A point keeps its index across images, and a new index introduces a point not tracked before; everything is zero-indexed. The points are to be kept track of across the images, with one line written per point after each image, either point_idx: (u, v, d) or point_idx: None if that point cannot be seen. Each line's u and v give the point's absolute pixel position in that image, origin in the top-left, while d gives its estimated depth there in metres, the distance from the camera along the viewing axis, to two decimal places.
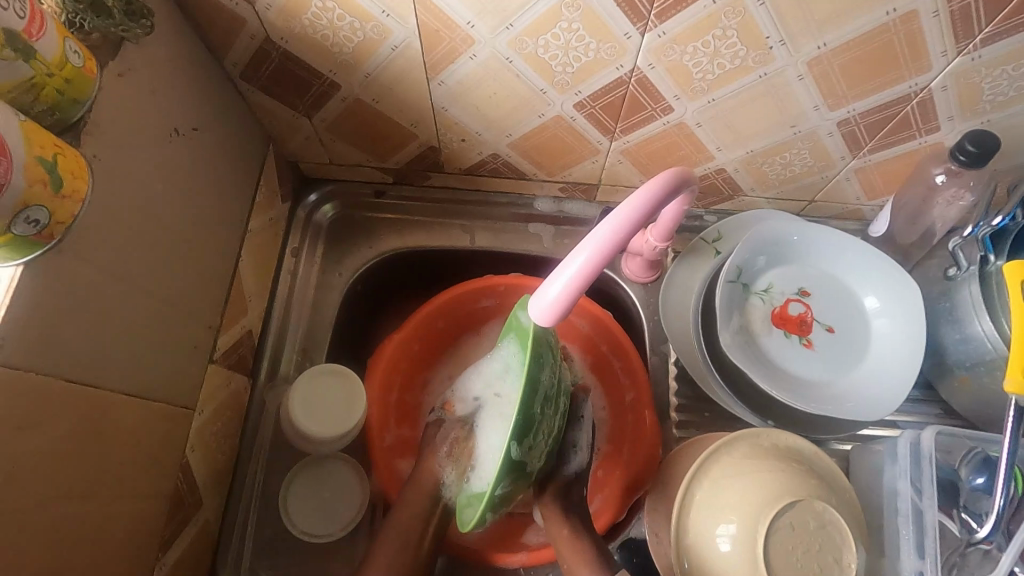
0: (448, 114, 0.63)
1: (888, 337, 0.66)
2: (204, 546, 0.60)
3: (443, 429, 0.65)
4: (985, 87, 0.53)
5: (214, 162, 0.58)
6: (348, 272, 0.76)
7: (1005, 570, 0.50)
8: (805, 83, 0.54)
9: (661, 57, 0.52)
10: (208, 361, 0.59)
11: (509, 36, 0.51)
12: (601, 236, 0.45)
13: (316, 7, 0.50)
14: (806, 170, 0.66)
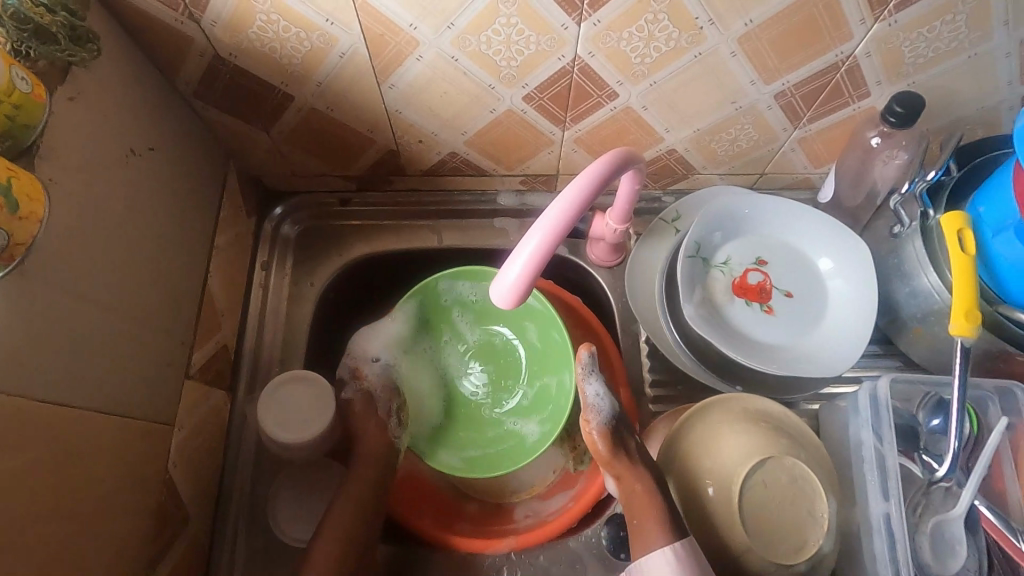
0: (402, 116, 0.64)
1: (842, 297, 0.68)
2: (194, 562, 0.60)
3: (379, 404, 0.69)
4: (906, 51, 0.56)
5: (174, 180, 0.59)
6: (320, 281, 0.77)
7: (967, 504, 0.53)
8: (739, 59, 0.57)
9: (599, 44, 0.55)
10: (183, 377, 0.59)
11: (451, 35, 0.53)
12: (550, 222, 0.46)
13: (261, 20, 0.52)
14: (752, 143, 0.69)
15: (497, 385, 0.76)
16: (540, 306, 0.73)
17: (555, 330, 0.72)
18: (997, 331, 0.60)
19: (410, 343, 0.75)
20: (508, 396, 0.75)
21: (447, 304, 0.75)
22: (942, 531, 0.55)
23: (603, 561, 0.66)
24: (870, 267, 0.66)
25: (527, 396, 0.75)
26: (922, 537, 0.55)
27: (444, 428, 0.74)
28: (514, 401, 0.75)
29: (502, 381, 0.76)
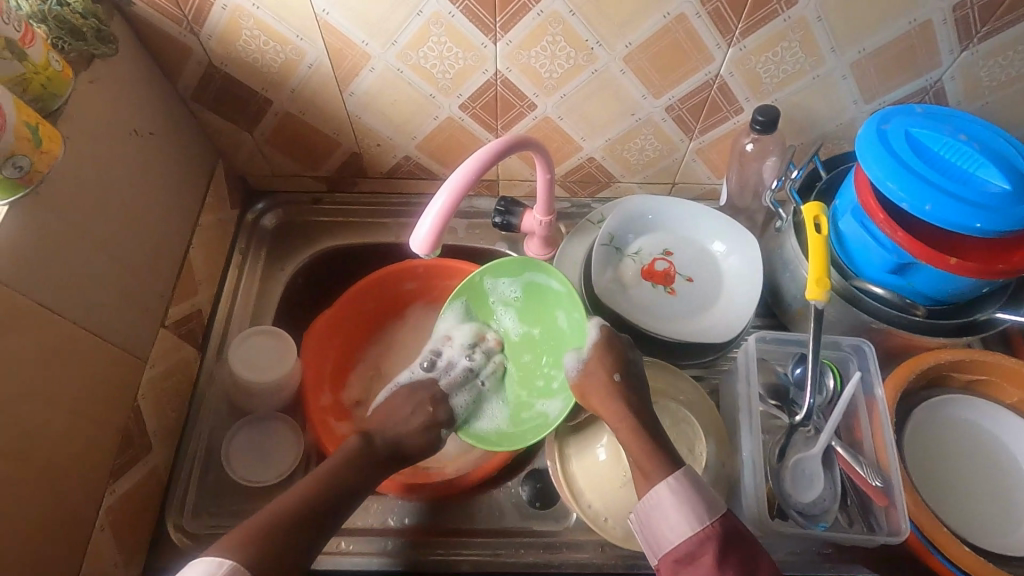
0: (362, 121, 0.78)
1: (734, 282, 0.79)
2: (152, 490, 0.68)
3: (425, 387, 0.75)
4: (761, 72, 0.70)
5: (169, 161, 0.72)
6: (290, 267, 0.88)
7: (823, 441, 0.62)
8: (627, 76, 0.71)
9: (514, 61, 0.69)
10: (159, 324, 0.70)
11: (395, 50, 0.68)
12: (452, 184, 0.58)
13: (246, 35, 0.67)
14: (658, 153, 0.82)
15: (553, 364, 0.77)
16: (564, 288, 0.75)
17: (576, 309, 0.74)
18: (851, 299, 0.70)
19: (456, 334, 0.79)
20: (545, 380, 0.76)
21: (491, 299, 0.80)
22: (801, 465, 0.63)
23: (521, 511, 0.73)
24: (755, 251, 0.78)
25: (558, 379, 0.75)
26: (784, 470, 0.63)
27: (494, 414, 0.76)
28: (548, 384, 0.76)
29: (543, 366, 0.77)
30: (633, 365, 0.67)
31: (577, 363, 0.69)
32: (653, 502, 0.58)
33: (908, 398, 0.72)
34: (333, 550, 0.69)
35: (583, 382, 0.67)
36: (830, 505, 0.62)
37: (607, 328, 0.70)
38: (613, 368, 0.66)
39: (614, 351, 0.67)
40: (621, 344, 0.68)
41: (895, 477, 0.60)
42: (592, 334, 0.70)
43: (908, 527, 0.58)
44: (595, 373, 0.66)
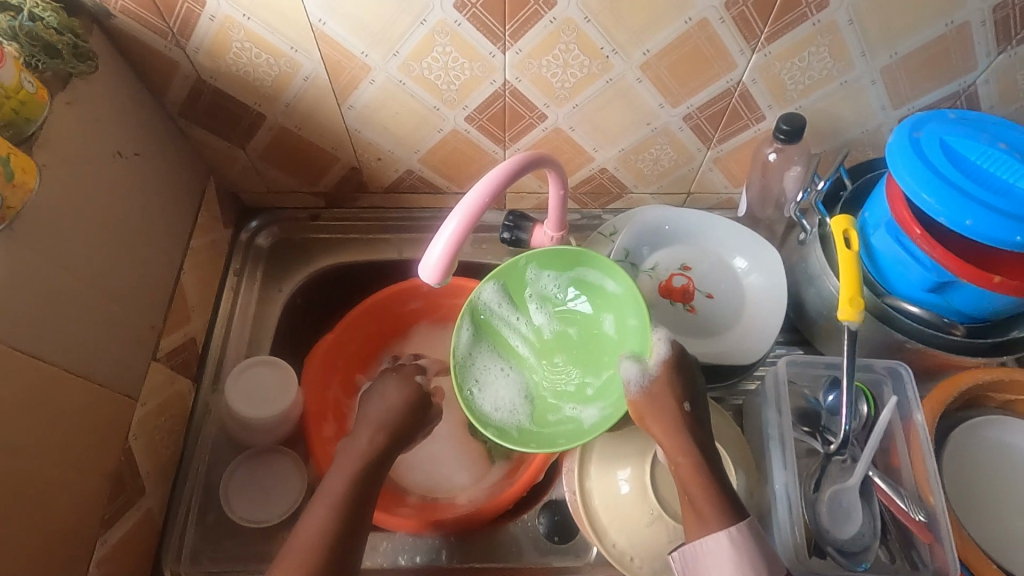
0: (362, 135, 0.74)
1: (758, 299, 0.75)
2: (147, 535, 0.64)
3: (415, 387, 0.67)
4: (786, 78, 0.66)
5: (157, 183, 0.67)
6: (288, 287, 0.84)
7: (862, 472, 0.58)
8: (645, 85, 0.67)
9: (524, 70, 0.65)
10: (150, 358, 0.65)
11: (397, 61, 0.63)
12: (466, 206, 0.53)
13: (236, 48, 0.62)
14: (674, 163, 0.78)
15: (591, 370, 0.73)
16: (621, 291, 0.72)
17: (631, 317, 0.71)
18: (883, 318, 0.66)
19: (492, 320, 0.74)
20: (577, 385, 0.73)
21: (533, 290, 0.75)
22: (839, 498, 0.60)
23: (539, 546, 0.70)
24: (779, 263, 0.74)
25: (593, 386, 0.72)
26: (820, 504, 0.60)
27: (516, 405, 0.71)
28: (581, 389, 0.72)
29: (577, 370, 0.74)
30: (698, 391, 0.62)
31: (640, 378, 0.63)
32: (707, 551, 0.53)
33: (944, 418, 0.68)
34: None
35: (645, 402, 0.61)
36: (870, 541, 0.59)
37: (675, 345, 0.64)
38: (683, 397, 0.61)
39: (682, 373, 0.62)
40: (686, 363, 0.63)
41: (940, 512, 0.56)
42: (658, 349, 0.64)
43: (956, 566, 0.55)
44: (662, 395, 0.61)
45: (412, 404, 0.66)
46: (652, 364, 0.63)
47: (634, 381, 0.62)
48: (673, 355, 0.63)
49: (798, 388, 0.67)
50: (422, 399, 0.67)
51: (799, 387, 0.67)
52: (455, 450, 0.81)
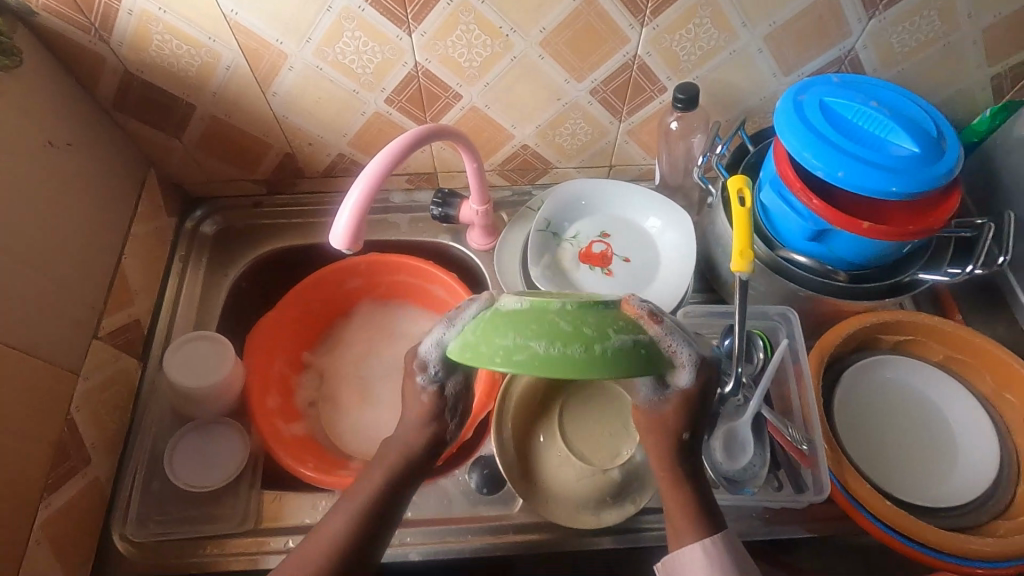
0: (290, 121, 0.78)
1: (671, 260, 0.81)
2: (94, 502, 0.68)
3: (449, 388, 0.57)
4: (678, 50, 0.71)
5: (92, 172, 0.72)
6: (232, 271, 0.88)
7: (753, 410, 0.64)
8: (547, 61, 0.71)
9: (431, 52, 0.69)
10: (91, 336, 0.69)
11: (311, 47, 0.68)
12: (368, 174, 0.58)
13: (157, 41, 0.66)
14: (591, 137, 0.83)
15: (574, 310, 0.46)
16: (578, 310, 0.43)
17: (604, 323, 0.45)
18: (777, 268, 0.71)
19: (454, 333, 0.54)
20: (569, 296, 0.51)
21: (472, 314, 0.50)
22: (733, 433, 0.66)
23: (470, 498, 0.73)
24: (688, 223, 0.80)
25: (581, 294, 0.50)
26: (716, 439, 0.66)
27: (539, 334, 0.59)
28: (572, 298, 0.52)
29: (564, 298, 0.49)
30: (704, 416, 0.56)
31: (654, 392, 0.56)
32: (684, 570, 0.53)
33: (841, 361, 0.73)
34: (281, 550, 0.70)
35: (650, 418, 0.57)
36: (760, 470, 0.65)
37: (701, 368, 0.52)
38: (683, 426, 0.55)
39: (698, 402, 0.54)
40: (705, 389, 0.54)
41: (819, 439, 0.63)
42: (682, 375, 0.53)
43: (830, 484, 0.62)
44: (667, 418, 0.56)
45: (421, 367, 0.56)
46: (670, 388, 0.54)
47: (647, 392, 0.57)
48: (696, 389, 0.53)
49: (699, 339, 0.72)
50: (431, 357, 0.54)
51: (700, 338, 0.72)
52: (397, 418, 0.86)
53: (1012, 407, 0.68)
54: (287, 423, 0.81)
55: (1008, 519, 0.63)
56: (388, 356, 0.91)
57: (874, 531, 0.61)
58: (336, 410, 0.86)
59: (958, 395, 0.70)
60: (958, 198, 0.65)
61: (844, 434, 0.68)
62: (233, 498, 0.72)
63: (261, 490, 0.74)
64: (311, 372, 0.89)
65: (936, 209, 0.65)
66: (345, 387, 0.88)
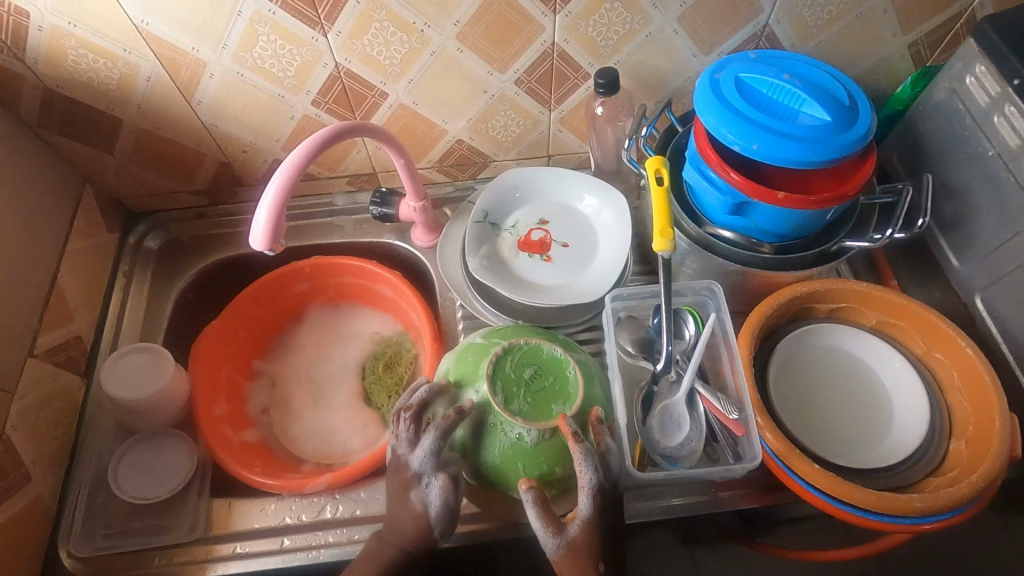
0: (219, 129, 0.78)
1: (608, 241, 0.82)
2: (38, 518, 0.68)
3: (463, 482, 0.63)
4: (594, 35, 0.72)
5: (19, 190, 0.72)
6: (177, 283, 0.88)
7: (684, 387, 0.64)
8: (467, 54, 0.72)
9: (350, 51, 0.70)
10: (27, 354, 0.69)
11: (229, 53, 0.68)
12: (282, 172, 0.60)
13: (73, 55, 0.67)
14: (523, 128, 0.83)
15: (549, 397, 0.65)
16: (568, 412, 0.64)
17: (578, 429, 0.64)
18: (706, 245, 0.72)
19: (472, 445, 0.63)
20: (530, 376, 0.66)
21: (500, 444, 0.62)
22: (669, 410, 0.66)
23: None
24: (622, 200, 0.82)
25: (533, 369, 0.66)
26: (652, 418, 0.66)
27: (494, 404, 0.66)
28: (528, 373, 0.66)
29: (527, 387, 0.65)
30: (613, 542, 0.60)
31: (557, 537, 0.58)
32: None
33: (776, 330, 0.73)
34: (229, 556, 0.70)
35: (563, 556, 0.58)
36: (697, 444, 0.66)
37: (597, 498, 0.59)
38: (599, 555, 0.58)
39: (601, 527, 0.59)
40: (603, 518, 0.60)
41: (748, 406, 0.64)
42: (580, 504, 0.59)
43: (761, 451, 0.62)
44: (581, 551, 0.58)
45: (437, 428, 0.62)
46: (571, 523, 0.59)
47: (550, 542, 0.58)
48: (595, 517, 0.59)
49: (635, 321, 0.73)
50: (446, 423, 0.62)
51: (636, 320, 0.73)
52: (348, 418, 0.86)
53: (942, 365, 0.68)
54: (237, 430, 0.81)
55: (939, 474, 0.63)
56: (339, 358, 0.91)
57: (806, 494, 0.61)
58: (287, 414, 0.87)
59: (891, 358, 0.71)
60: (872, 163, 0.66)
61: (779, 404, 0.69)
62: (179, 508, 0.72)
63: (210, 498, 0.74)
64: (263, 380, 0.89)
65: (852, 175, 0.66)
66: (297, 391, 0.89)
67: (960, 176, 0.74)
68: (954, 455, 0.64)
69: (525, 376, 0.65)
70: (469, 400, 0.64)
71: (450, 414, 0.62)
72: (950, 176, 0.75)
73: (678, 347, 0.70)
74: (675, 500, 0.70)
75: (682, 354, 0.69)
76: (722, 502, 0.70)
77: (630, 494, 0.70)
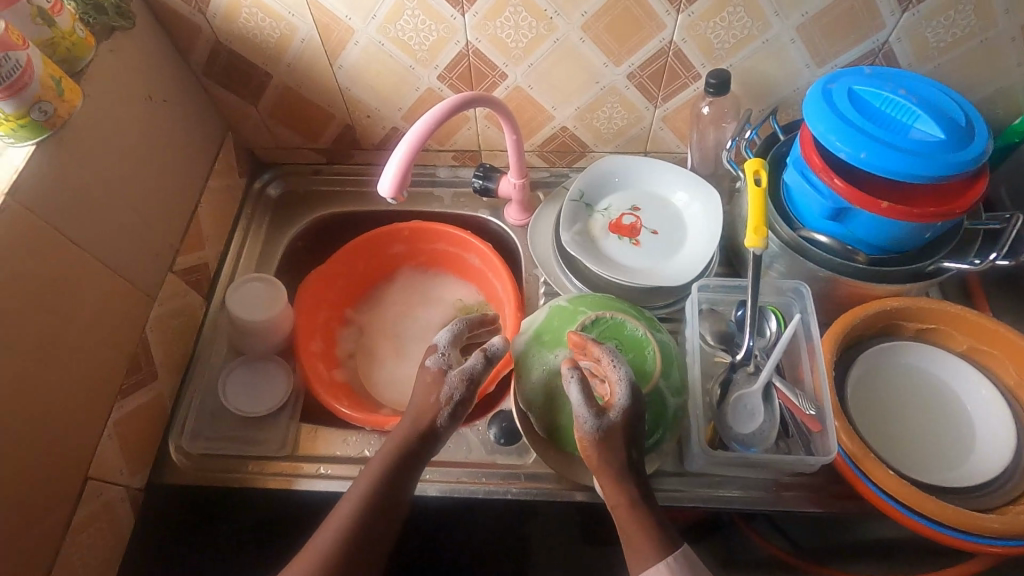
0: (352, 93, 0.86)
1: (698, 234, 0.85)
2: (157, 413, 0.77)
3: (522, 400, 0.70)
4: (711, 37, 0.75)
5: (180, 126, 0.82)
6: (290, 230, 0.97)
7: (763, 379, 0.66)
8: (588, 45, 0.77)
9: (482, 31, 0.76)
10: (167, 269, 0.79)
11: (376, 24, 0.76)
12: (415, 130, 0.66)
13: (245, 13, 0.77)
14: (626, 122, 0.87)
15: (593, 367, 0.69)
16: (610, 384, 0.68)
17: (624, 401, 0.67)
18: (798, 249, 0.74)
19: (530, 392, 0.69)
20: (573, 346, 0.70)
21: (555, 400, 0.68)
22: (743, 400, 0.68)
23: (488, 446, 0.78)
24: (715, 195, 0.85)
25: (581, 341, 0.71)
26: (727, 405, 0.68)
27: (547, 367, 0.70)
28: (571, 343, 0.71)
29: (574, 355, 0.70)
30: (640, 434, 0.63)
31: (593, 419, 0.61)
32: None
33: (859, 344, 0.74)
34: (313, 474, 0.76)
35: (596, 442, 0.61)
36: (767, 437, 0.67)
37: (632, 391, 0.63)
38: (628, 444, 0.62)
39: (634, 419, 0.63)
40: (637, 412, 0.63)
41: (827, 405, 0.64)
42: (617, 395, 0.63)
43: (836, 448, 0.63)
44: (615, 436, 0.61)
45: (444, 397, 0.66)
46: (611, 410, 0.62)
47: (589, 421, 0.61)
48: (631, 405, 0.62)
49: (716, 313, 0.76)
50: (455, 391, 0.66)
51: (716, 313, 0.76)
52: None
53: None
54: (328, 368, 0.89)
55: (1020, 503, 0.62)
56: (424, 318, 0.98)
57: (876, 500, 0.61)
58: (372, 362, 0.94)
59: (980, 384, 0.70)
60: (984, 185, 0.66)
61: (856, 412, 0.70)
62: (273, 426, 0.79)
63: (299, 422, 0.81)
64: (352, 328, 0.97)
65: (962, 195, 0.66)
66: (382, 342, 0.96)
67: None
68: None
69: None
70: (480, 352, 0.68)
71: (454, 376, 0.66)
72: None
73: (758, 344, 0.72)
74: (735, 491, 0.71)
75: (761, 349, 0.71)
76: (784, 502, 0.71)
77: (692, 479, 0.72)
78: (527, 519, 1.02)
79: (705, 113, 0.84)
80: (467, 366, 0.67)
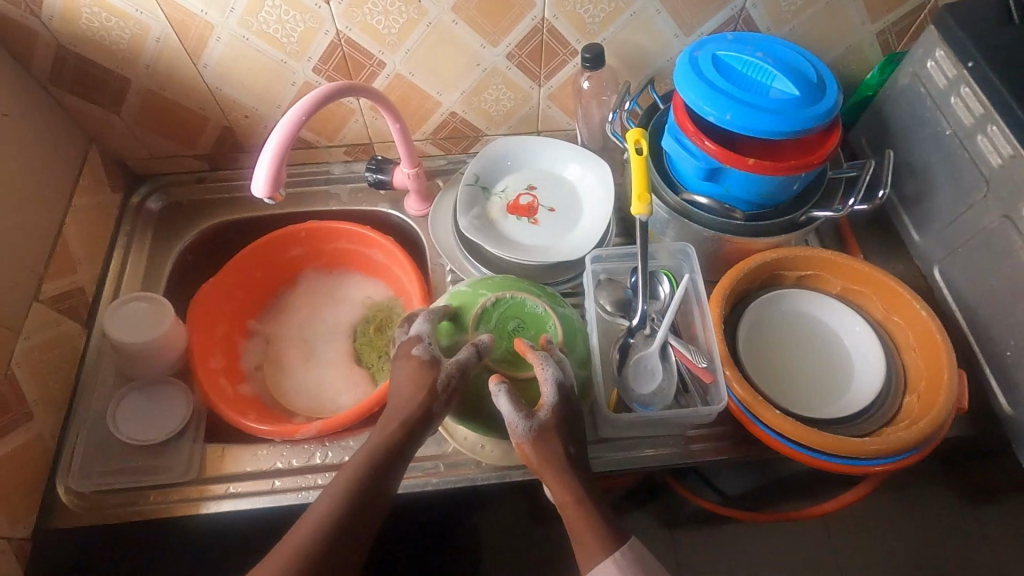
0: (223, 93, 0.82)
1: (592, 206, 0.87)
2: (38, 455, 0.71)
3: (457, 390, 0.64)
4: (582, 12, 0.76)
5: (29, 141, 0.75)
6: (177, 244, 0.91)
7: (659, 339, 0.69)
8: (461, 26, 0.76)
9: (351, 19, 0.74)
10: (32, 298, 0.72)
11: (236, 17, 0.73)
12: (284, 123, 0.63)
13: (86, 13, 0.71)
14: (514, 102, 0.88)
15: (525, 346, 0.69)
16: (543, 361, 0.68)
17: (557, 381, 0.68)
18: (683, 213, 0.77)
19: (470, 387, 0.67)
20: (512, 327, 0.70)
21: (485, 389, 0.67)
22: (643, 362, 0.71)
23: None
24: (604, 166, 0.87)
25: (516, 321, 0.71)
26: (628, 368, 0.71)
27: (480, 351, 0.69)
28: (510, 325, 0.70)
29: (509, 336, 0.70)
30: (578, 431, 0.64)
31: (525, 422, 0.61)
32: None
33: (747, 296, 0.78)
34: (222, 495, 0.73)
35: (532, 443, 0.61)
36: (669, 394, 0.70)
37: (561, 391, 0.63)
38: (567, 441, 0.62)
39: (566, 417, 0.63)
40: (567, 409, 0.64)
41: (717, 356, 0.68)
42: (545, 395, 0.63)
43: (726, 395, 0.67)
44: (551, 434, 0.62)
45: (441, 382, 0.63)
46: (541, 410, 0.62)
47: (521, 425, 0.61)
48: (560, 402, 0.62)
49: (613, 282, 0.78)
50: (450, 378, 0.63)
51: (613, 281, 0.78)
52: (340, 376, 0.89)
53: (900, 328, 0.73)
54: (233, 383, 0.85)
55: (892, 425, 0.67)
56: (333, 321, 0.95)
57: (770, 440, 0.65)
58: (281, 371, 0.90)
59: (854, 321, 0.75)
60: (837, 136, 0.71)
61: (748, 361, 0.73)
62: (172, 452, 0.75)
63: (204, 443, 0.77)
64: (257, 339, 0.92)
65: (819, 147, 0.71)
66: (290, 350, 0.92)
67: (921, 155, 0.79)
68: (906, 409, 0.68)
69: (509, 328, 0.70)
70: (469, 347, 0.66)
71: (450, 364, 0.64)
72: (912, 155, 0.80)
73: (653, 307, 0.74)
74: (648, 451, 0.74)
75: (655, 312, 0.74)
76: (693, 454, 0.74)
77: (607, 444, 0.74)
78: (466, 509, 1.01)
79: (587, 88, 0.85)
80: (459, 357, 0.65)
